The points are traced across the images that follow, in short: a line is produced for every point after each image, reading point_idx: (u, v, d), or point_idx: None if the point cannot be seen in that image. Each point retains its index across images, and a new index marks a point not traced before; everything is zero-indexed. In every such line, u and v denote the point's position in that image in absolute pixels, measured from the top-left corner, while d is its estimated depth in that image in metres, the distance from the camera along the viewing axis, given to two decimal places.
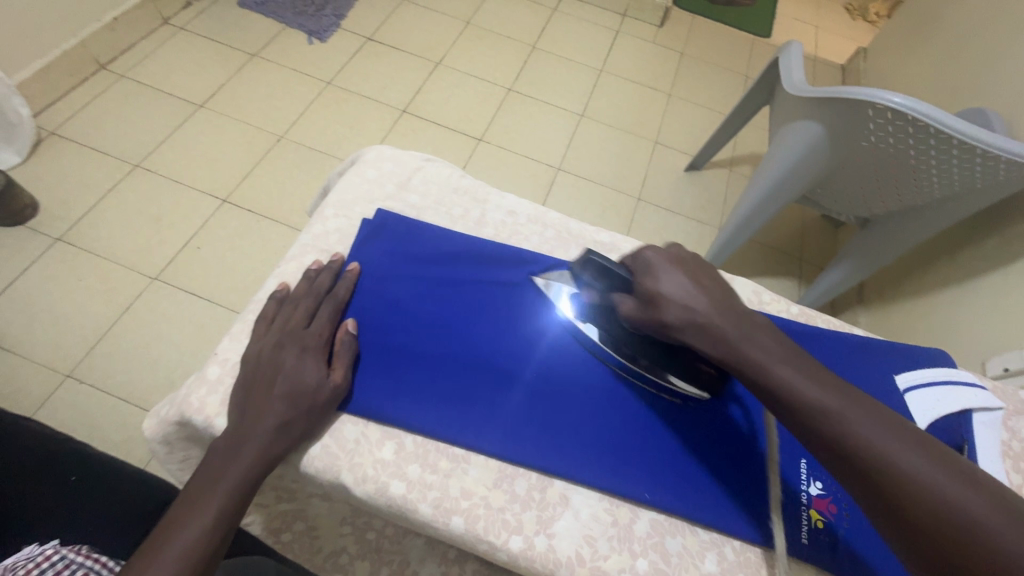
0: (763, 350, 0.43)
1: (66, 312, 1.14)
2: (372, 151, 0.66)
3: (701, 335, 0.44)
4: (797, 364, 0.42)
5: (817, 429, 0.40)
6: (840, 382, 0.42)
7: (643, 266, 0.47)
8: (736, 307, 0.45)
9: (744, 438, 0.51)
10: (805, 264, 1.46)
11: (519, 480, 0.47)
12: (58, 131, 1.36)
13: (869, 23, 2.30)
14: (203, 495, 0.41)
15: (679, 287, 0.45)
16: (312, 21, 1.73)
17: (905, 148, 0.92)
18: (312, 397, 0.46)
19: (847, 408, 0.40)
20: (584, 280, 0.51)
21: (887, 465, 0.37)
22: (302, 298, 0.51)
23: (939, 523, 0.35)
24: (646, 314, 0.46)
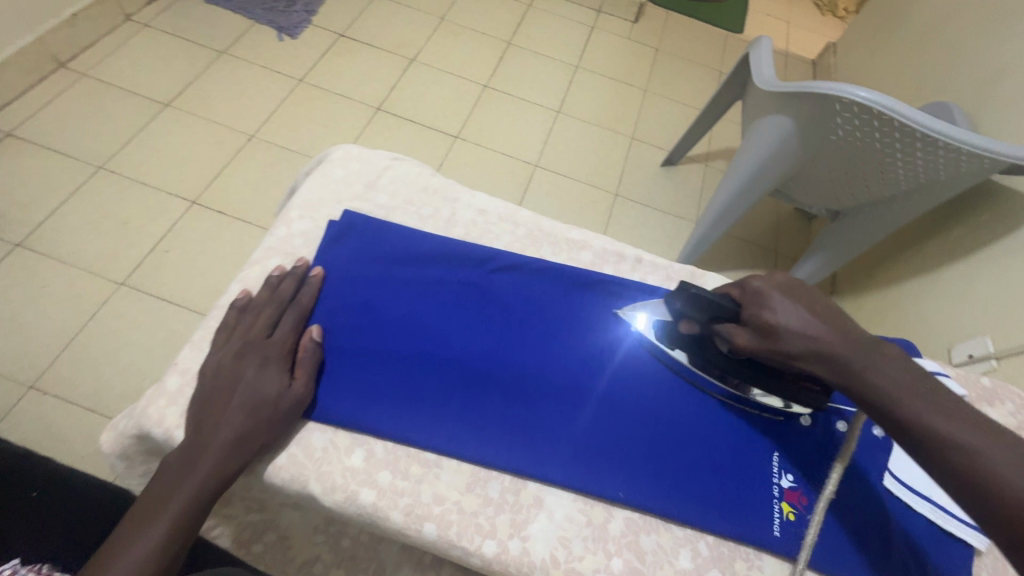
0: (888, 377, 0.42)
1: (27, 321, 1.09)
2: (339, 151, 0.65)
3: (822, 364, 0.44)
4: (912, 389, 0.42)
5: (930, 452, 0.40)
6: (975, 415, 0.41)
7: (755, 295, 0.47)
8: (857, 332, 0.45)
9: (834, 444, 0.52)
10: (780, 256, 1.48)
11: (492, 483, 0.47)
12: (15, 132, 1.31)
13: (838, 18, 2.34)
14: (155, 510, 0.40)
15: (798, 318, 0.45)
16: (282, 17, 1.69)
17: (871, 141, 0.94)
18: (274, 407, 0.45)
19: (967, 433, 0.39)
20: (683, 312, 0.51)
21: (1009, 491, 0.37)
22: (265, 306, 0.50)
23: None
24: (762, 344, 0.46)
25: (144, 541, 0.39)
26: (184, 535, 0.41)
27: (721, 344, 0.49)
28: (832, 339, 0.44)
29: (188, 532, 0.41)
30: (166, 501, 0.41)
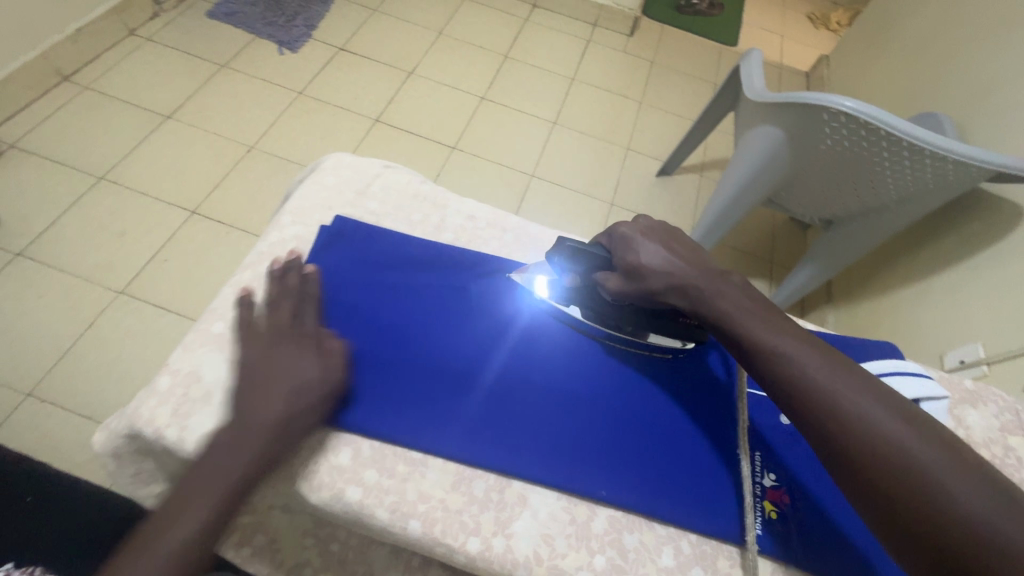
0: (730, 300, 0.49)
1: (27, 329, 1.11)
2: (330, 159, 0.66)
3: (678, 296, 0.51)
4: (747, 309, 0.49)
5: (761, 363, 0.46)
6: (807, 336, 0.46)
7: (623, 242, 0.53)
8: (702, 264, 0.52)
9: (721, 387, 0.56)
10: (774, 264, 1.50)
11: (477, 481, 0.47)
12: (18, 144, 1.33)
13: (831, 31, 2.38)
14: (192, 500, 0.40)
15: (657, 257, 0.52)
16: (282, 31, 1.73)
17: (860, 150, 0.95)
18: (316, 393, 0.46)
19: (786, 342, 0.45)
20: (568, 267, 0.56)
21: (818, 390, 0.43)
22: (281, 299, 0.50)
23: (859, 434, 0.40)
24: (630, 283, 0.52)
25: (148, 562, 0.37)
26: (198, 552, 0.39)
27: (600, 291, 0.55)
28: (687, 273, 0.51)
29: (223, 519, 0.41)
30: (166, 527, 0.39)
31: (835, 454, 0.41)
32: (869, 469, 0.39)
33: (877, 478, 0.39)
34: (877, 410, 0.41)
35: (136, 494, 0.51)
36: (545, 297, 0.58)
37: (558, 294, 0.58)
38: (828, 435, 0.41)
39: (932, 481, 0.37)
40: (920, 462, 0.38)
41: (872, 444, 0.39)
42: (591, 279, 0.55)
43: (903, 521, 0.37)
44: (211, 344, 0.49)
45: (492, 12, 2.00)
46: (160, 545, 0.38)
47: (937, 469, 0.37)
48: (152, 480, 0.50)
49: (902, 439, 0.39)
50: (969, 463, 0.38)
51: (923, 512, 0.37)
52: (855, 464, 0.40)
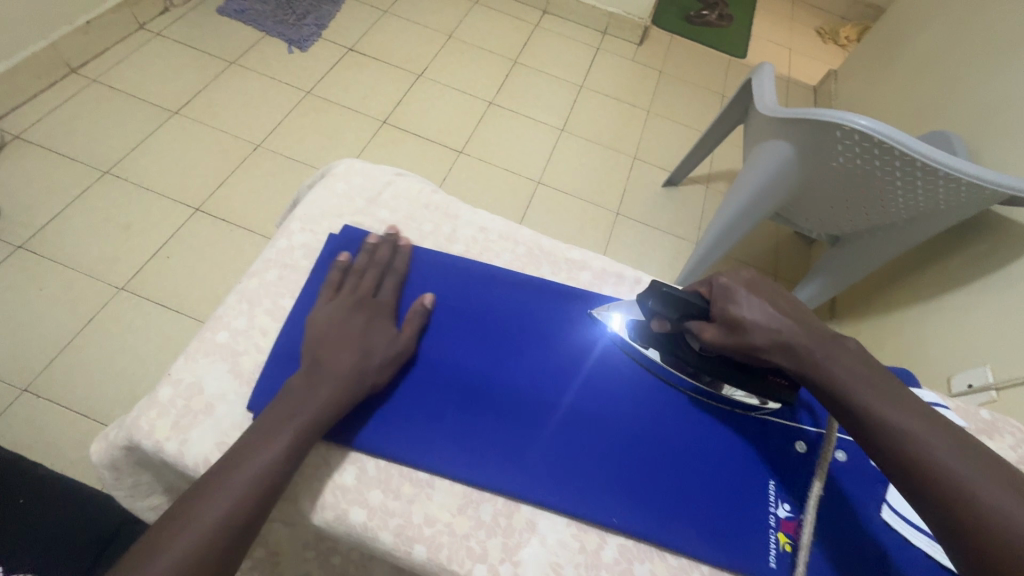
0: (843, 368, 0.46)
1: (24, 323, 1.09)
2: (341, 165, 0.65)
3: (784, 357, 0.48)
4: (863, 377, 0.46)
5: (876, 438, 0.44)
6: (927, 413, 0.44)
7: (725, 293, 0.50)
8: (814, 326, 0.49)
9: (808, 446, 0.53)
10: (780, 279, 1.48)
11: (484, 505, 0.46)
12: (23, 135, 1.32)
13: (840, 46, 2.38)
14: (232, 470, 0.40)
15: (763, 313, 0.49)
16: (292, 30, 1.72)
17: (871, 169, 0.94)
18: (388, 350, 0.48)
19: (909, 418, 0.43)
20: (656, 310, 0.52)
21: (944, 475, 0.41)
22: (368, 269, 0.54)
23: (989, 525, 0.39)
24: (728, 337, 0.49)
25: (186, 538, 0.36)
26: (230, 536, 0.38)
27: (691, 339, 0.52)
28: (797, 334, 0.48)
29: (268, 491, 0.40)
30: (200, 505, 0.38)
31: (961, 543, 0.40)
32: (999, 563, 0.38)
33: (1012, 574, 0.37)
34: (1009, 502, 0.39)
35: (132, 504, 0.50)
36: (625, 337, 0.56)
37: (636, 334, 0.56)
38: (954, 522, 0.40)
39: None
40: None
41: (1010, 540, 0.38)
42: (682, 326, 0.52)
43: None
44: (214, 354, 0.48)
45: (503, 16, 2.00)
46: (196, 522, 0.37)
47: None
48: (150, 490, 0.50)
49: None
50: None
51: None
52: (984, 556, 0.38)
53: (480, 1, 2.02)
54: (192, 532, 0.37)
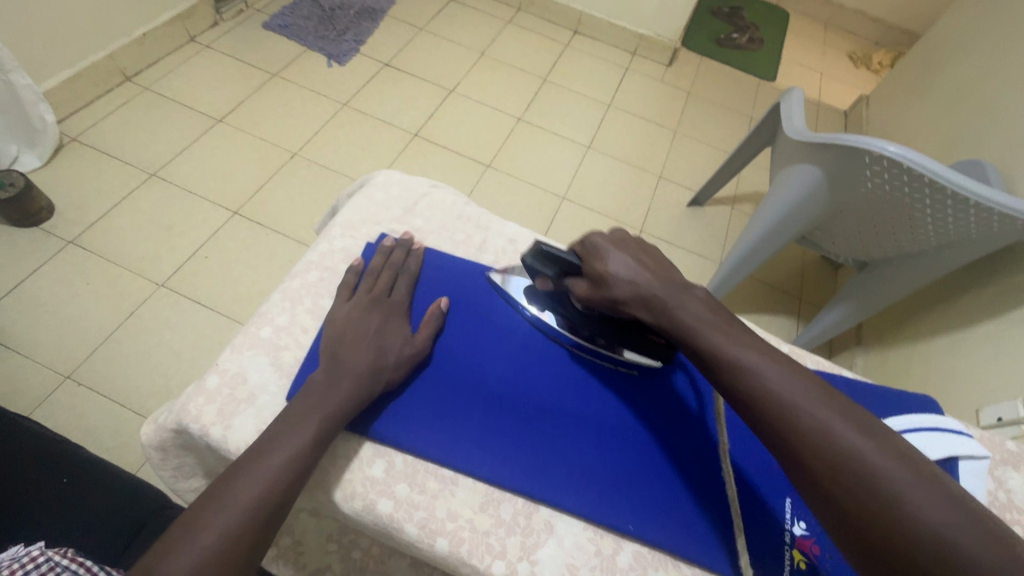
0: (693, 313, 0.46)
1: (72, 314, 1.15)
2: (380, 176, 0.69)
3: (642, 307, 0.48)
4: (708, 320, 0.46)
5: (725, 379, 0.43)
6: (779, 354, 0.43)
7: (591, 248, 0.51)
8: (671, 276, 0.49)
9: (688, 412, 0.55)
10: (803, 302, 1.47)
11: (505, 504, 0.48)
12: (80, 138, 1.40)
13: (872, 71, 2.37)
14: (255, 461, 0.41)
15: (624, 265, 0.49)
16: (332, 45, 1.80)
17: (900, 195, 0.94)
18: (400, 349, 0.51)
19: (750, 355, 0.43)
20: (537, 270, 0.54)
21: (788, 409, 0.39)
22: (382, 271, 0.57)
23: (829, 456, 0.37)
24: (595, 291, 0.50)
25: (222, 518, 0.38)
26: (257, 523, 0.39)
27: (572, 298, 0.53)
28: (652, 282, 0.48)
29: (292, 482, 0.41)
30: (235, 486, 0.40)
31: (806, 478, 0.38)
32: (838, 493, 0.36)
33: (851, 504, 0.36)
34: (851, 432, 0.38)
35: (175, 485, 0.54)
36: (517, 300, 0.58)
37: (529, 297, 0.58)
38: (798, 457, 0.38)
39: (911, 510, 0.34)
40: (896, 488, 0.35)
41: (849, 469, 0.36)
42: (559, 284, 0.53)
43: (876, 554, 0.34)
44: (258, 348, 0.51)
45: (534, 36, 2.05)
46: (225, 508, 0.39)
47: (915, 497, 0.34)
48: (191, 474, 0.54)
49: (876, 462, 0.36)
50: (953, 495, 0.34)
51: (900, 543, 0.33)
52: (825, 488, 0.37)
53: (512, 20, 2.08)
54: (220, 520, 0.38)
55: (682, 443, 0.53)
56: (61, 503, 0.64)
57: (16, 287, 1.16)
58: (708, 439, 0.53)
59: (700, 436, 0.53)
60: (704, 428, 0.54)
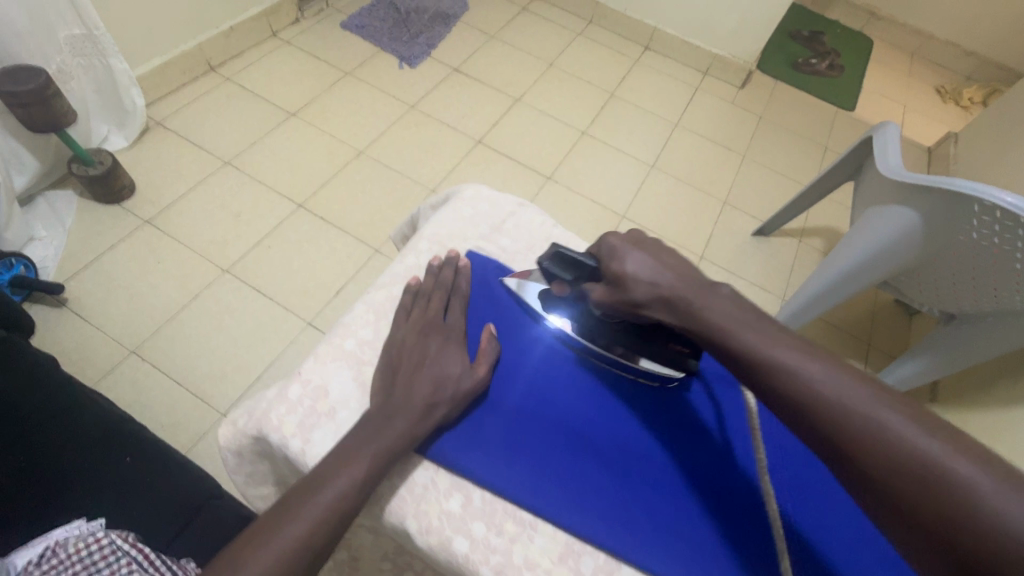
0: (718, 311, 0.43)
1: (141, 291, 1.19)
2: (469, 189, 0.67)
3: (664, 309, 0.46)
4: (736, 317, 0.43)
5: (761, 379, 0.39)
6: (827, 355, 0.39)
7: (608, 250, 0.50)
8: (693, 274, 0.47)
9: (709, 432, 0.52)
10: (873, 348, 1.38)
11: (585, 558, 0.45)
12: (163, 122, 1.46)
13: (961, 107, 2.23)
14: (306, 496, 0.39)
15: (642, 265, 0.48)
16: (405, 47, 1.82)
17: (1008, 251, 0.85)
18: (457, 383, 0.48)
19: (797, 359, 0.39)
20: (557, 274, 0.53)
21: (842, 412, 0.36)
22: (434, 293, 0.54)
23: (892, 463, 0.33)
24: (613, 293, 0.48)
25: (297, 525, 0.38)
26: (305, 559, 0.38)
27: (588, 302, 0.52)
28: (674, 282, 0.46)
29: (339, 520, 0.39)
30: (306, 497, 0.39)
31: (868, 490, 0.34)
32: (903, 504, 0.33)
33: (920, 516, 0.32)
34: (915, 433, 0.34)
35: (246, 487, 0.55)
36: (533, 306, 0.56)
37: (541, 302, 0.56)
38: (854, 466, 0.35)
39: (993, 518, 0.30)
40: (980, 496, 0.31)
41: (917, 476, 0.33)
42: (579, 288, 0.52)
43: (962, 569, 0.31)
44: (341, 360, 0.50)
45: (604, 49, 2.02)
46: (273, 543, 0.37)
47: (997, 504, 0.30)
48: (262, 480, 0.55)
49: (950, 465, 0.32)
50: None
51: (985, 557, 0.30)
52: (892, 500, 0.33)
53: (583, 33, 2.06)
54: (269, 554, 0.37)
55: (704, 462, 0.50)
56: (121, 482, 0.65)
57: (93, 261, 1.20)
58: (734, 461, 0.50)
59: (723, 457, 0.51)
60: (729, 449, 0.51)
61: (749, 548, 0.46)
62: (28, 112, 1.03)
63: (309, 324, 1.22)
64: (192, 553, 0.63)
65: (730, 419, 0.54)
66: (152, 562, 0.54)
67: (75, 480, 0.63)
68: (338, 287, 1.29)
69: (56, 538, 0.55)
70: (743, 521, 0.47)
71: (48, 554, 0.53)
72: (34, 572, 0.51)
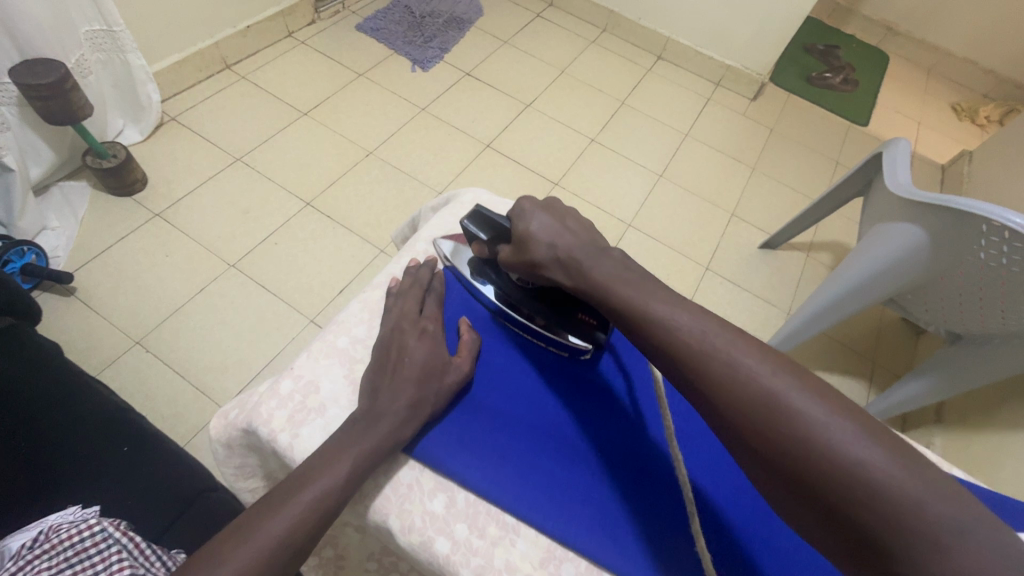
0: (606, 271, 0.45)
1: (148, 283, 1.21)
2: (468, 194, 0.69)
3: (560, 270, 0.48)
4: (625, 279, 0.44)
5: (639, 329, 0.41)
6: (721, 320, 0.39)
7: (518, 211, 0.52)
8: (594, 239, 0.49)
9: (616, 399, 0.54)
10: (878, 366, 1.36)
11: (567, 565, 0.45)
12: (177, 118, 1.49)
13: (977, 125, 2.20)
14: (290, 492, 0.40)
15: (545, 228, 0.50)
16: (418, 50, 1.84)
17: (1016, 272, 0.83)
18: (441, 377, 0.48)
19: (696, 324, 0.39)
20: (474, 233, 0.55)
21: (709, 358, 0.37)
22: (410, 290, 0.55)
23: (749, 403, 0.35)
24: (519, 254, 0.51)
25: (277, 523, 0.38)
26: (286, 554, 0.38)
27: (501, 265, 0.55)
28: (572, 245, 0.48)
29: (321, 517, 0.40)
30: (291, 493, 0.40)
31: (728, 429, 0.36)
32: (757, 441, 0.34)
33: (769, 449, 0.34)
34: (772, 375, 0.36)
35: (235, 480, 0.55)
36: (464, 273, 0.58)
37: (472, 270, 0.58)
38: (716, 407, 0.37)
39: (827, 445, 0.32)
40: (820, 427, 0.33)
41: (770, 413, 0.34)
42: (493, 250, 0.55)
43: (805, 494, 0.33)
44: (335, 357, 0.51)
45: (617, 58, 2.03)
46: (254, 537, 0.38)
47: (836, 432, 0.33)
48: (250, 474, 0.56)
49: (799, 402, 0.34)
50: (878, 432, 0.33)
51: (832, 495, 0.32)
52: (748, 438, 0.35)
53: (596, 41, 2.07)
54: (249, 547, 0.37)
55: (608, 425, 0.52)
56: (116, 471, 0.66)
57: (103, 252, 1.22)
58: (643, 432, 0.52)
59: (634, 428, 0.52)
60: (635, 416, 0.53)
61: (652, 516, 0.47)
62: (46, 105, 1.05)
63: (311, 322, 1.23)
64: (183, 544, 0.63)
65: (635, 388, 0.55)
66: (142, 551, 0.55)
67: (71, 466, 0.64)
68: (342, 285, 1.30)
69: (50, 523, 0.55)
70: (641, 482, 0.49)
71: (41, 538, 0.52)
72: (27, 555, 0.51)
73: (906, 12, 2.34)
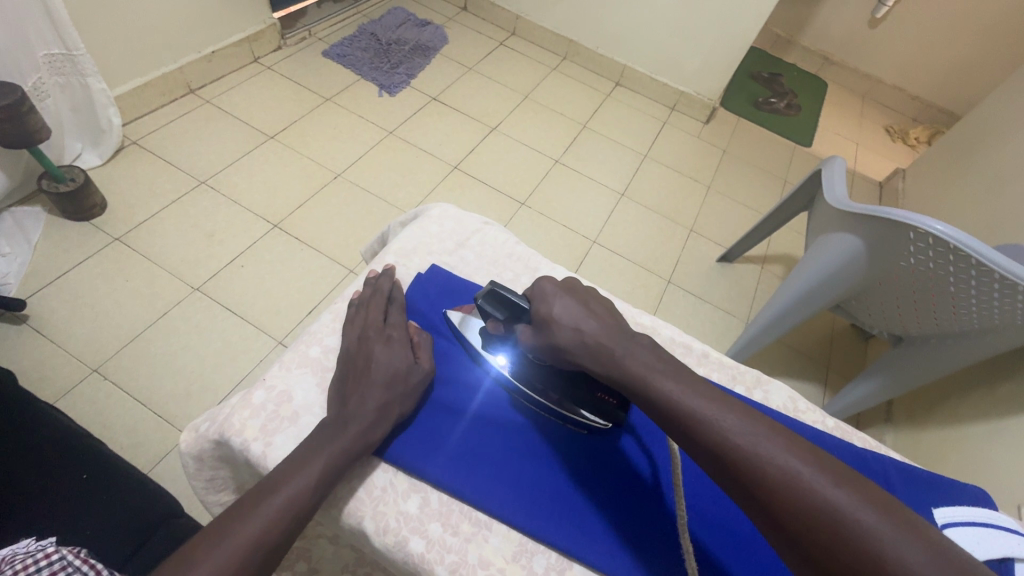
0: (641, 361, 0.44)
1: (106, 309, 1.17)
2: (436, 210, 0.72)
3: (588, 357, 0.46)
4: (659, 369, 0.43)
5: (680, 428, 0.41)
6: (770, 423, 0.39)
7: (538, 293, 0.50)
8: (622, 327, 0.47)
9: (642, 480, 0.52)
10: (832, 371, 1.44)
11: (538, 557, 0.47)
12: (139, 142, 1.47)
13: (908, 145, 2.40)
14: (266, 495, 0.40)
15: (569, 311, 0.48)
16: (384, 76, 1.88)
17: (944, 274, 0.92)
18: (406, 379, 0.50)
19: (747, 431, 0.38)
20: (488, 313, 0.53)
21: (756, 460, 0.37)
22: (371, 299, 0.56)
23: (799, 507, 0.35)
24: (540, 336, 0.48)
25: (253, 523, 0.39)
26: (261, 558, 0.38)
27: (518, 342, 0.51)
28: (598, 331, 0.46)
29: (297, 517, 0.41)
30: (266, 495, 0.41)
31: (777, 531, 0.36)
32: (815, 547, 0.34)
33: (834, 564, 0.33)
34: (832, 486, 0.35)
35: (206, 496, 0.56)
36: (472, 342, 0.57)
37: (480, 339, 0.57)
38: (766, 508, 0.36)
39: (898, 565, 0.31)
40: (893, 549, 0.32)
41: (829, 524, 0.33)
42: (509, 328, 0.52)
43: None
44: (306, 367, 0.52)
45: (578, 84, 2.12)
46: (229, 540, 0.38)
47: (896, 545, 0.32)
48: (223, 487, 0.56)
49: (862, 517, 0.33)
50: (938, 543, 0.32)
51: None
52: (799, 540, 0.34)
53: (558, 68, 2.16)
54: (223, 552, 0.37)
55: (632, 509, 0.50)
56: (75, 501, 0.63)
57: (58, 277, 1.19)
58: (664, 508, 0.50)
59: (658, 505, 0.50)
60: (662, 500, 0.51)
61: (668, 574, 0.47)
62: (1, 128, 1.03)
63: (279, 344, 1.22)
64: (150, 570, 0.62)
65: (662, 465, 0.53)
66: None
67: (26, 493, 0.61)
68: (311, 306, 1.30)
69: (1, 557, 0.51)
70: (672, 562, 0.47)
71: None
72: None
73: (841, 43, 2.54)
